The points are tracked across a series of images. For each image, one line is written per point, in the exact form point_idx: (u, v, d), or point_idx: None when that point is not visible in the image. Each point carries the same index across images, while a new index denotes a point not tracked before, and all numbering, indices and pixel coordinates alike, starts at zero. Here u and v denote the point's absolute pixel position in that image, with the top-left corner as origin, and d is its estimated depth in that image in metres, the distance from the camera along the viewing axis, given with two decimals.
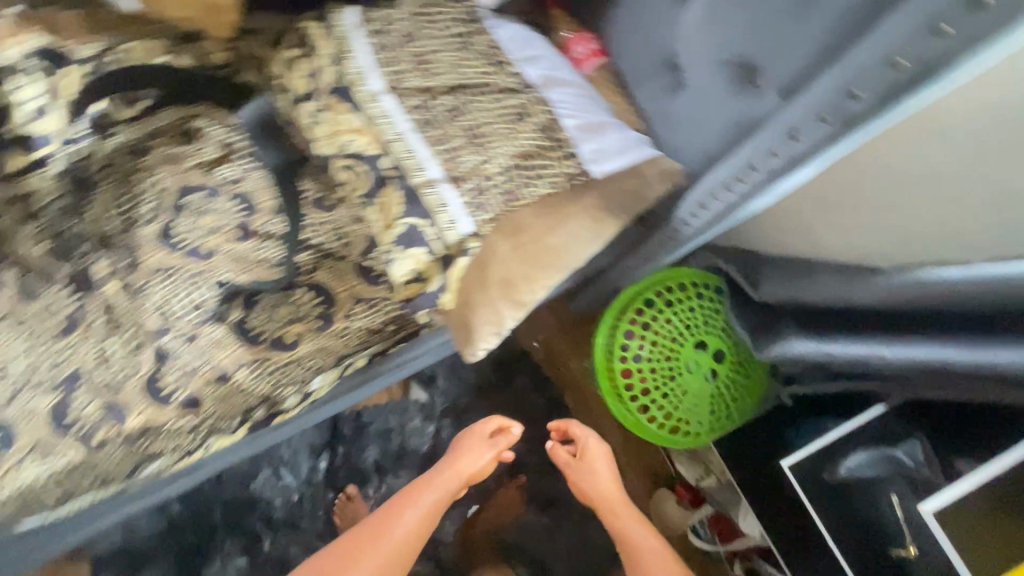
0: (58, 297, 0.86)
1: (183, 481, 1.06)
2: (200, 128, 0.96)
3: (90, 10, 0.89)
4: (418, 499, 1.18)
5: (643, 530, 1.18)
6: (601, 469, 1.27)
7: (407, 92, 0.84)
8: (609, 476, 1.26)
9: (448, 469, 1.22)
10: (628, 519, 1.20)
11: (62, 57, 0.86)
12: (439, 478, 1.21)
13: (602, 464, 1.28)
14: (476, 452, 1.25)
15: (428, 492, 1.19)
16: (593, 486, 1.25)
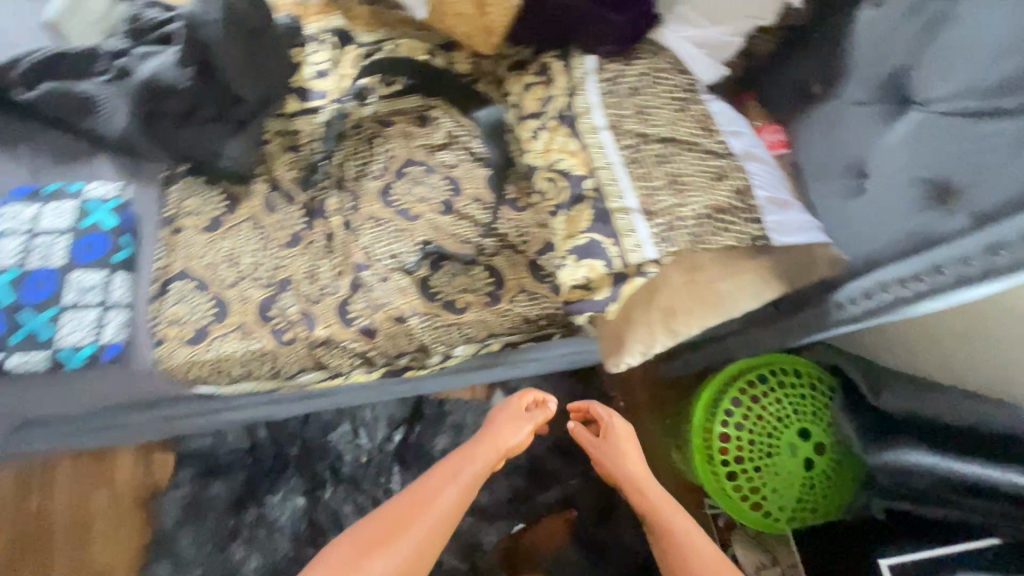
0: (293, 216, 1.05)
1: (311, 402, 1.19)
2: (434, 117, 1.14)
3: (377, 10, 1.21)
4: (449, 471, 1.03)
5: (681, 533, 0.97)
6: (631, 461, 1.14)
7: (624, 132, 0.98)
8: (642, 472, 1.11)
9: (486, 437, 1.11)
10: (675, 520, 1.00)
11: (349, 38, 1.18)
12: (475, 449, 1.08)
13: (631, 453, 1.14)
14: (512, 424, 1.15)
15: (464, 461, 1.06)
16: (626, 471, 1.11)
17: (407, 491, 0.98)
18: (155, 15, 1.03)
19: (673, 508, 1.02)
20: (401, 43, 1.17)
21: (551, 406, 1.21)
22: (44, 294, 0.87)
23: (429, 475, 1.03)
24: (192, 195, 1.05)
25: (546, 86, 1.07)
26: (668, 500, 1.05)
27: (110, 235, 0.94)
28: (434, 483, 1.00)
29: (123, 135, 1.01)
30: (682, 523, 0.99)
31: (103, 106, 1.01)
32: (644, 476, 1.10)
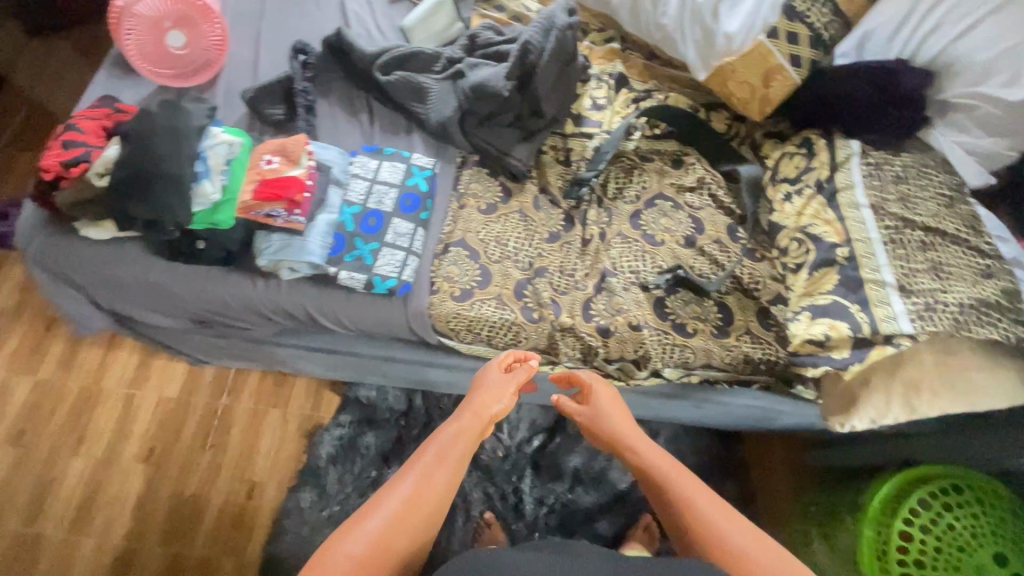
0: (555, 217, 1.20)
1: None
2: (689, 163, 1.27)
3: (652, 65, 1.38)
4: (436, 454, 0.85)
5: (692, 491, 0.83)
6: (626, 431, 0.99)
7: (887, 213, 1.05)
8: (628, 432, 0.98)
9: (465, 411, 0.93)
10: (675, 480, 0.86)
11: (625, 83, 1.35)
12: (457, 427, 0.90)
13: (613, 416, 1.02)
14: (489, 387, 0.99)
15: (451, 441, 0.88)
16: (607, 429, 1.01)
17: (400, 491, 0.79)
18: (491, 37, 1.27)
19: (677, 471, 0.87)
20: (670, 95, 1.33)
21: (531, 361, 1.06)
22: (375, 229, 1.07)
23: (406, 476, 0.81)
24: (476, 180, 1.23)
25: (807, 158, 1.17)
26: (665, 460, 0.90)
27: (422, 196, 1.13)
28: (413, 481, 0.80)
29: (444, 122, 1.22)
30: (684, 486, 0.84)
31: (437, 98, 1.23)
32: (633, 437, 0.96)
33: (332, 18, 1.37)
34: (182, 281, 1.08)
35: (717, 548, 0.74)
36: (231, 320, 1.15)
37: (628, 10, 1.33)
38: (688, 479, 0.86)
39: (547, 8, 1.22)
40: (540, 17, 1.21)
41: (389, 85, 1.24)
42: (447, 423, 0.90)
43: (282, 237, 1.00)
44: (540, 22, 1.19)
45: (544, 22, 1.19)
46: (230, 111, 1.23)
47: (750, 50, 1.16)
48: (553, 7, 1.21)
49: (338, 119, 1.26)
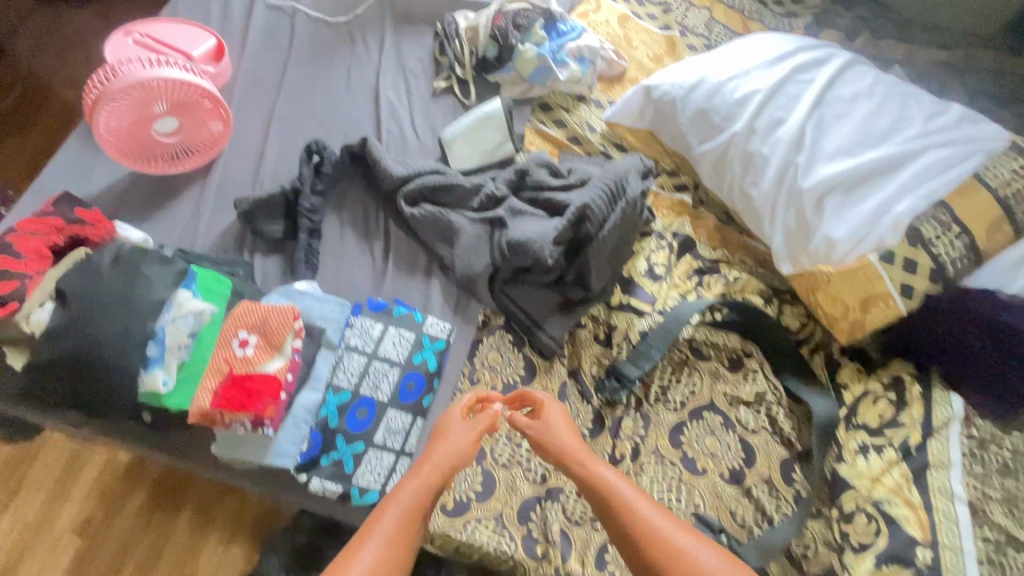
0: (582, 417, 1.01)
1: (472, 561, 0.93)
2: (749, 367, 1.07)
3: (724, 228, 1.17)
4: (404, 513, 0.69)
5: (663, 525, 0.71)
6: (577, 457, 0.82)
7: (989, 519, 0.86)
8: (583, 457, 0.81)
9: (425, 464, 0.76)
10: (639, 506, 0.73)
11: (690, 248, 1.15)
12: (419, 480, 0.73)
13: (566, 436, 0.85)
14: (451, 434, 0.81)
15: (413, 501, 0.71)
16: (558, 450, 0.83)
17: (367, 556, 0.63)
18: (544, 178, 1.06)
19: (642, 499, 0.74)
20: (743, 275, 1.13)
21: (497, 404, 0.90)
22: (362, 424, 0.86)
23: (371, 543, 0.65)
24: (494, 348, 1.02)
25: (896, 407, 0.96)
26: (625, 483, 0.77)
27: (427, 377, 0.93)
28: (385, 538, 0.65)
29: (469, 276, 1.02)
30: (653, 516, 0.72)
31: (465, 246, 1.03)
32: (585, 460, 0.80)
33: (364, 114, 1.17)
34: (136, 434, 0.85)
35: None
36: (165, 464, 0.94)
37: (711, 165, 1.12)
38: (657, 509, 0.74)
39: (621, 163, 1.04)
40: (609, 173, 1.01)
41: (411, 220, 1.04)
42: (408, 482, 0.73)
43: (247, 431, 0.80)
44: (609, 183, 1.00)
45: (613, 183, 1.00)
46: (220, 218, 1.03)
47: (853, 267, 0.95)
48: (629, 162, 1.04)
49: (345, 244, 1.05)
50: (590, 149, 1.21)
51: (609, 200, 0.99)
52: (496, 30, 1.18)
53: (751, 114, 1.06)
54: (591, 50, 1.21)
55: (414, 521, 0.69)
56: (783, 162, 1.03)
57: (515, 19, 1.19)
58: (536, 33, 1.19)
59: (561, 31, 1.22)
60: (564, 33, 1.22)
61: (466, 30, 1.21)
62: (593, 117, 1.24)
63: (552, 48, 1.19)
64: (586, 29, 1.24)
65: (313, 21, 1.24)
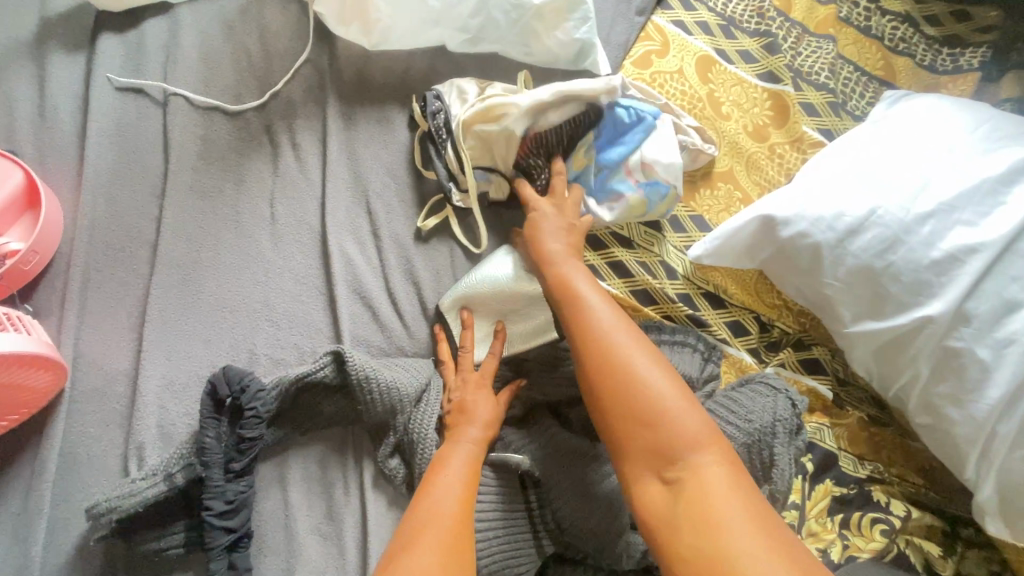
0: None
1: None
2: None
3: (876, 425, 0.77)
4: (441, 544, 0.50)
5: (630, 351, 0.56)
6: (552, 246, 0.66)
7: None
8: (561, 253, 0.65)
9: (456, 471, 0.58)
10: (606, 325, 0.58)
11: (827, 466, 0.76)
12: (454, 479, 0.57)
13: (554, 233, 0.67)
14: (474, 409, 0.64)
15: (438, 525, 0.52)
16: (536, 247, 0.66)
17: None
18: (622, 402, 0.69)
19: (610, 316, 0.59)
20: (912, 508, 0.75)
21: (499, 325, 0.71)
22: None
23: None
24: None
25: None
26: (595, 294, 0.61)
27: None
28: (427, 564, 0.48)
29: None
30: (619, 339, 0.57)
31: (501, 522, 0.65)
32: (558, 258, 0.65)
33: (306, 284, 0.71)
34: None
35: (644, 443, 0.52)
36: None
37: (872, 353, 0.70)
38: (630, 330, 0.59)
39: (757, 402, 0.68)
40: (738, 427, 0.67)
41: (408, 479, 0.66)
42: (433, 492, 0.55)
43: None
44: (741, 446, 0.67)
45: (750, 448, 0.67)
46: (71, 521, 0.60)
47: None
48: (770, 406, 0.68)
49: (296, 540, 0.64)
50: (670, 310, 0.77)
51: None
52: (526, 155, 0.73)
53: (963, 290, 0.63)
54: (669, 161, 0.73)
55: (459, 557, 0.50)
56: (1019, 378, 0.61)
57: (547, 133, 0.73)
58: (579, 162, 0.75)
59: (621, 129, 0.74)
60: (627, 131, 0.74)
61: (473, 151, 0.73)
62: (671, 252, 0.79)
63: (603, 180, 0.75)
64: (662, 118, 0.75)
65: (202, 112, 0.75)
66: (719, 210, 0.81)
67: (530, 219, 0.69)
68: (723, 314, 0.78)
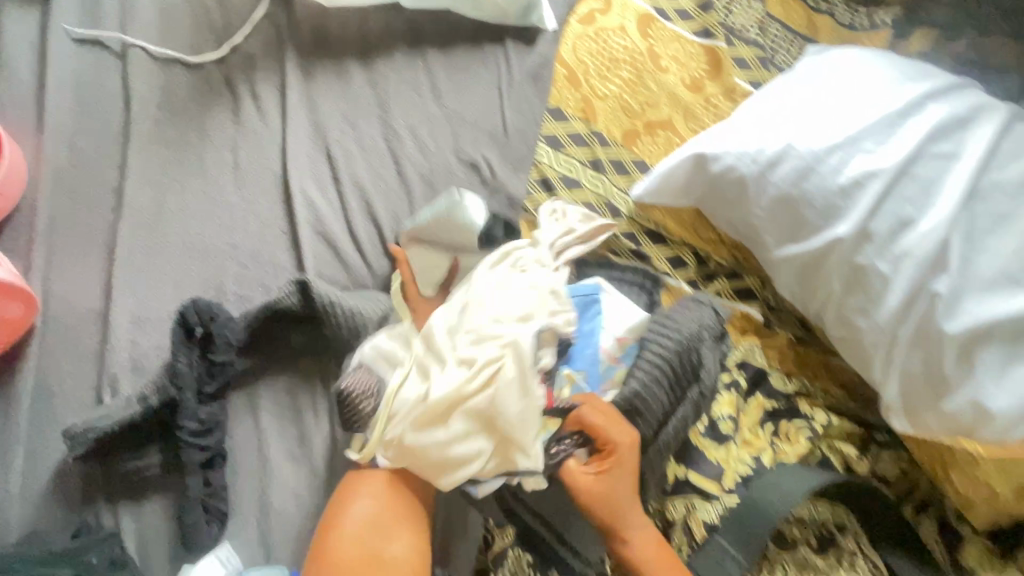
0: None
1: None
2: (845, 550, 0.80)
3: (802, 345, 0.86)
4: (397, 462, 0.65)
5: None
6: (629, 515, 0.67)
7: None
8: (629, 512, 0.66)
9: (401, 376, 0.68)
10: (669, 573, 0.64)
11: (760, 383, 0.84)
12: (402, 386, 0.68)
13: (626, 497, 0.67)
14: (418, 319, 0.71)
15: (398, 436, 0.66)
16: (609, 505, 0.66)
17: (362, 506, 0.62)
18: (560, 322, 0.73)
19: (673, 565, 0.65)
20: (833, 417, 0.84)
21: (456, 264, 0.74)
22: None
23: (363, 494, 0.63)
24: None
25: None
26: (653, 545, 0.66)
27: None
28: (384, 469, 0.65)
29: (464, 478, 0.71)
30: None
31: None
32: (631, 521, 0.66)
33: (271, 229, 0.74)
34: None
35: None
36: None
37: (794, 275, 0.78)
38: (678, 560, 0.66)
39: (687, 315, 0.76)
40: (669, 336, 0.73)
41: None
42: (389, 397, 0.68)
43: None
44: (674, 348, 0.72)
45: (683, 356, 0.73)
46: (50, 449, 0.63)
47: (1014, 452, 0.67)
48: (698, 316, 0.76)
49: (269, 463, 0.68)
50: (614, 246, 0.84)
51: (676, 381, 0.72)
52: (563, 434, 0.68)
53: (866, 211, 0.71)
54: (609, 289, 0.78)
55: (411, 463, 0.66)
56: (913, 287, 0.70)
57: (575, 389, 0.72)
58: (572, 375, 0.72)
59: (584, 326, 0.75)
60: (581, 325, 0.75)
61: (472, 469, 0.62)
62: (615, 193, 0.85)
63: (602, 368, 0.74)
64: (602, 287, 0.78)
65: (161, 66, 0.77)
66: (659, 154, 0.87)
67: (598, 474, 0.66)
68: (663, 250, 0.85)
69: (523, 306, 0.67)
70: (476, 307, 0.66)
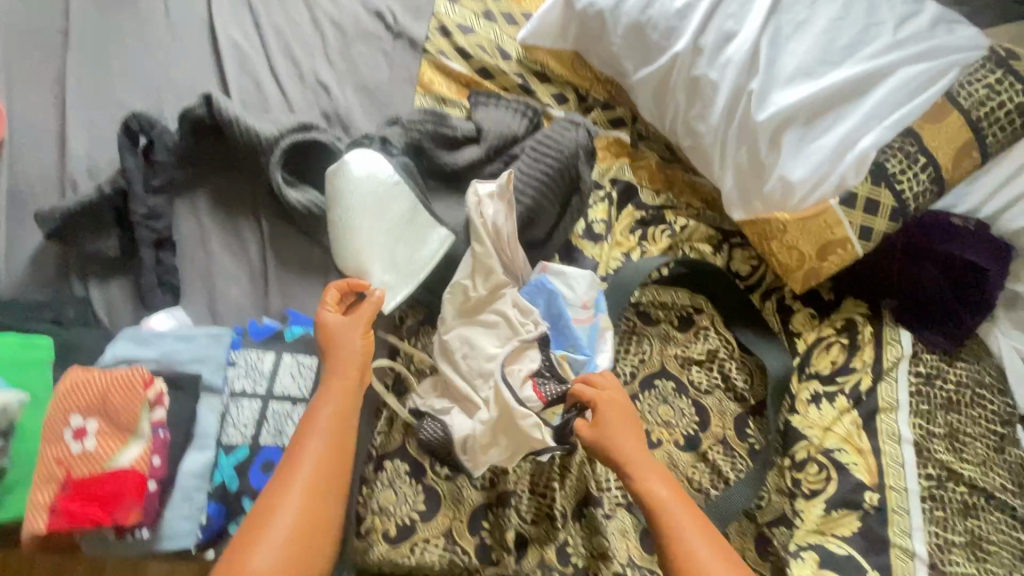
0: None
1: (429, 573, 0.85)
2: (700, 325, 0.99)
3: (668, 167, 1.02)
4: (317, 469, 0.64)
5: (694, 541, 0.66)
6: (632, 458, 0.72)
7: (931, 461, 0.86)
8: (635, 461, 0.72)
9: (334, 377, 0.69)
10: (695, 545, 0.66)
11: (631, 197, 1.00)
12: (333, 399, 0.68)
13: (627, 442, 0.73)
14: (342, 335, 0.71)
15: (330, 444, 0.66)
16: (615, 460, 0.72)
17: (290, 509, 0.61)
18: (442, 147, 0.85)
19: (691, 528, 0.67)
20: (692, 222, 1.00)
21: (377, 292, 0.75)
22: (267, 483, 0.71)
23: (279, 510, 0.61)
24: (420, 349, 0.88)
25: (848, 352, 0.93)
26: (672, 500, 0.69)
27: None
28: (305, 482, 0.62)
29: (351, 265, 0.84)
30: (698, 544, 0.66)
31: None
32: (639, 473, 0.71)
33: (202, 65, 0.86)
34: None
35: None
36: None
37: (651, 95, 0.93)
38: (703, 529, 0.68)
39: (565, 136, 0.84)
40: (552, 152, 0.82)
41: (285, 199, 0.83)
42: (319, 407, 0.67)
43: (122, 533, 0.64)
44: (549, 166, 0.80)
45: (562, 170, 0.82)
46: (26, 233, 0.77)
47: (810, 214, 0.84)
48: (574, 136, 0.84)
49: (210, 251, 0.82)
50: (503, 82, 0.97)
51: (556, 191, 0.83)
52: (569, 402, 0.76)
53: (696, 28, 0.86)
54: (556, 269, 0.84)
55: (333, 471, 0.64)
56: (734, 89, 0.85)
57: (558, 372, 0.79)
58: (564, 356, 0.80)
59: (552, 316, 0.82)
60: (551, 314, 0.82)
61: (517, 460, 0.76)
62: (505, 39, 0.99)
63: (585, 336, 0.81)
64: (545, 266, 0.84)
65: None
66: None
67: (594, 432, 0.74)
68: (547, 87, 0.99)
69: (498, 338, 0.80)
70: (477, 352, 0.79)
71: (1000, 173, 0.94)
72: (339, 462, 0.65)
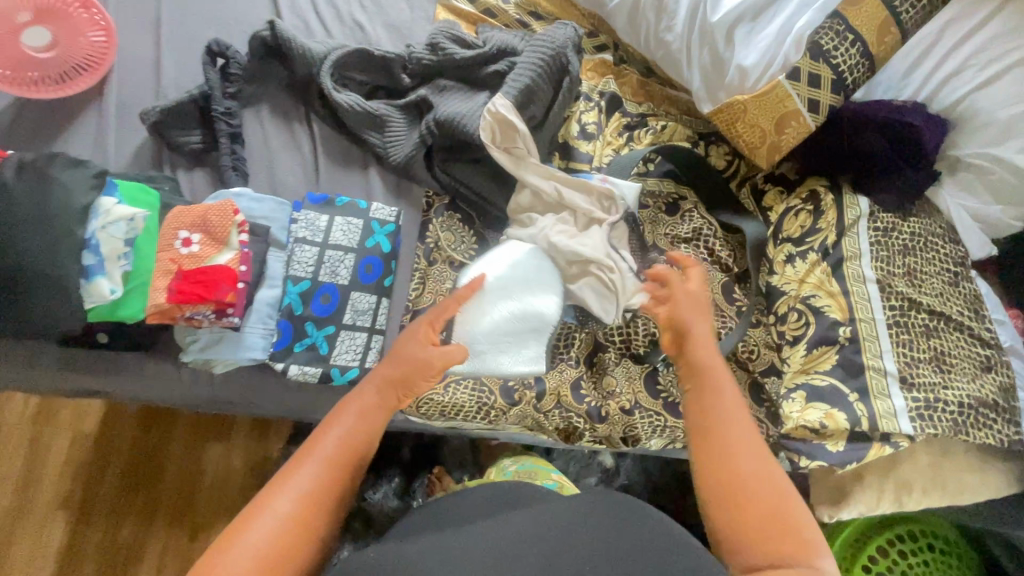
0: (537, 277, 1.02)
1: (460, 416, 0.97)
2: (686, 208, 1.13)
3: (648, 82, 1.20)
4: (330, 463, 0.60)
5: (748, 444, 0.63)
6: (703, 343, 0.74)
7: (894, 294, 0.99)
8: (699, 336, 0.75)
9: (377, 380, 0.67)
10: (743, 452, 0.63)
11: (618, 106, 1.17)
12: (363, 401, 0.65)
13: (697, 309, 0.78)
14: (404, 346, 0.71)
15: (351, 442, 0.62)
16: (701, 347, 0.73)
17: (292, 495, 0.57)
18: (452, 50, 1.03)
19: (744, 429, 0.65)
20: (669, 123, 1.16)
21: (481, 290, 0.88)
22: (328, 310, 0.88)
23: (280, 493, 0.57)
24: (443, 229, 1.01)
25: (814, 216, 1.07)
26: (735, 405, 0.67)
27: (385, 259, 0.94)
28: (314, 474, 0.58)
29: (381, 149, 1.01)
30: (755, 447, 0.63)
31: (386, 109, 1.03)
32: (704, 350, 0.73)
33: (262, 9, 1.07)
34: (103, 377, 0.87)
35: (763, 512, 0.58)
36: (119, 384, 0.90)
37: (626, 17, 1.12)
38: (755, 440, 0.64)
39: (557, 32, 1.03)
40: (547, 45, 1.01)
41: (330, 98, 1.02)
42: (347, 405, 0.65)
43: (209, 320, 0.80)
44: (543, 51, 0.99)
45: (555, 57, 1.01)
46: (128, 133, 0.96)
47: (764, 91, 1.01)
48: (562, 32, 1.03)
49: (272, 148, 1.01)
50: (504, 19, 1.18)
51: (550, 75, 1.01)
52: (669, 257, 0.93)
53: None
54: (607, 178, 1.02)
55: (344, 471, 0.60)
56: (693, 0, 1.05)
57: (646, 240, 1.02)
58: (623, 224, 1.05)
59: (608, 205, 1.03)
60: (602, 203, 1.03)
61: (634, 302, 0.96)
62: None
63: None
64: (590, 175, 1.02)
65: None
66: None
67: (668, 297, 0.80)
68: (541, 21, 1.18)
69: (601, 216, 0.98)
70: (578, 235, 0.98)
71: (938, 52, 1.07)
72: (354, 464, 0.62)
